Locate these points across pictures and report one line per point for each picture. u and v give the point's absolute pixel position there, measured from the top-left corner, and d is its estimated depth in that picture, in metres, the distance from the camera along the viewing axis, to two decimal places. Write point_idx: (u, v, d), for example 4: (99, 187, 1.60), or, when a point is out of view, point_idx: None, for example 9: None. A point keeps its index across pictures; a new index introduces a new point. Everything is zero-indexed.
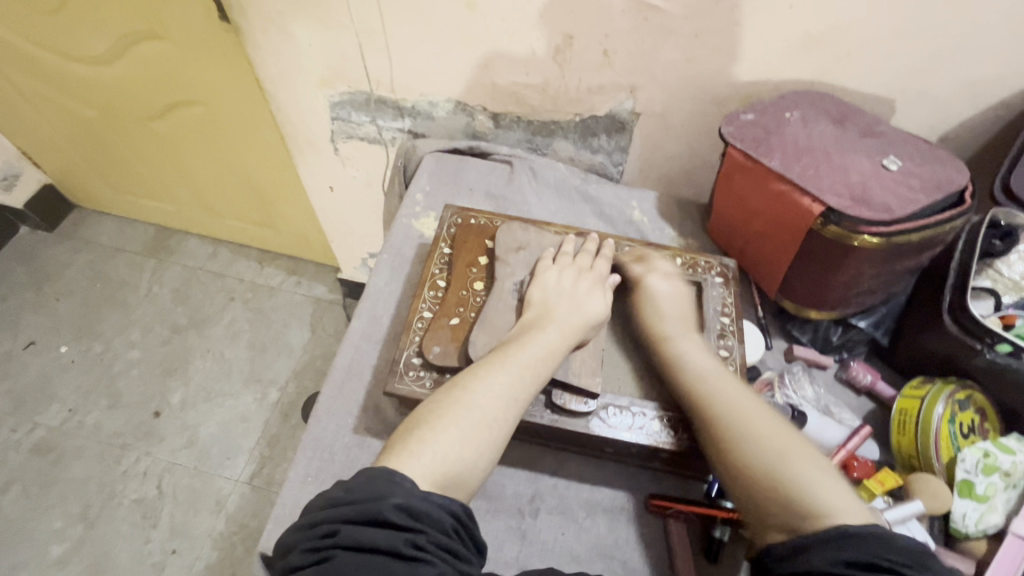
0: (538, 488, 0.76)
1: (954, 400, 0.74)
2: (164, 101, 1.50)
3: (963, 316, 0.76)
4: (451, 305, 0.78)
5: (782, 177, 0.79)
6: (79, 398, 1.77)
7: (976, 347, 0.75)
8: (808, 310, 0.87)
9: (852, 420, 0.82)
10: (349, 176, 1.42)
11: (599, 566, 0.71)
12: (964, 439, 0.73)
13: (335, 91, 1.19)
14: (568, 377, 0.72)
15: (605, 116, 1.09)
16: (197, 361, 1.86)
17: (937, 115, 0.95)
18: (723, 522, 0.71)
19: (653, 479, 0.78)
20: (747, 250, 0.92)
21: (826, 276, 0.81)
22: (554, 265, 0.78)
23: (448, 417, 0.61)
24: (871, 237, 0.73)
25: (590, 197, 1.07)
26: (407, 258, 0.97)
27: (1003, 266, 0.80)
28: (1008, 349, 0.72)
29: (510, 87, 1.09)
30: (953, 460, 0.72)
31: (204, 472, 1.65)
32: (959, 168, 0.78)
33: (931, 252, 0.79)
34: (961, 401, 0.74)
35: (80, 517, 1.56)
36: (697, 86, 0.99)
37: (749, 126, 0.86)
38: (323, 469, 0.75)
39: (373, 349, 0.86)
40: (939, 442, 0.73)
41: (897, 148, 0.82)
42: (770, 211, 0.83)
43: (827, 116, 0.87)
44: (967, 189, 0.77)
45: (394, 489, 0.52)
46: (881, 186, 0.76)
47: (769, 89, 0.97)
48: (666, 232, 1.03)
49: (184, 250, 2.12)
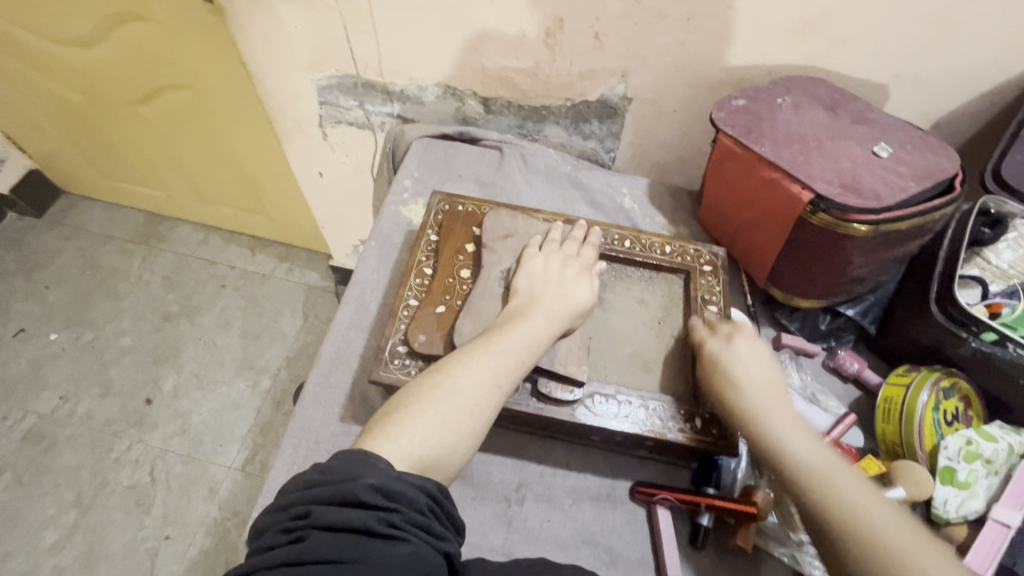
0: (525, 475, 0.77)
1: (939, 388, 0.74)
2: (149, 85, 1.47)
3: (950, 306, 0.75)
4: (437, 293, 0.77)
5: (772, 164, 0.78)
6: (70, 385, 1.76)
7: (962, 335, 0.74)
8: (796, 298, 0.87)
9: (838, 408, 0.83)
10: (339, 163, 1.40)
11: (584, 552, 0.71)
12: (948, 427, 0.74)
13: (323, 75, 1.17)
14: (554, 366, 0.71)
15: (597, 101, 1.08)
16: (189, 349, 1.86)
17: (930, 102, 0.94)
18: (709, 509, 0.72)
19: (639, 467, 0.78)
20: (736, 238, 0.91)
21: (813, 264, 0.80)
22: (541, 253, 0.77)
23: (427, 401, 0.61)
24: (859, 225, 0.72)
25: (580, 184, 1.06)
26: (395, 246, 0.96)
27: (991, 255, 0.80)
28: (993, 338, 0.72)
29: (500, 72, 1.07)
30: (936, 448, 0.73)
31: (197, 459, 1.66)
32: (949, 156, 0.77)
33: (919, 240, 0.78)
34: (945, 388, 0.75)
35: (73, 504, 1.57)
36: (689, 71, 0.97)
37: (740, 112, 0.84)
38: (310, 457, 0.75)
39: (360, 337, 0.86)
40: (922, 430, 0.73)
41: (888, 136, 0.81)
42: (760, 199, 0.82)
43: (819, 102, 0.86)
44: (957, 177, 0.77)
45: (367, 470, 0.52)
46: (871, 174, 0.75)
47: (762, 74, 0.96)
48: (657, 220, 1.03)
49: (174, 236, 2.10)
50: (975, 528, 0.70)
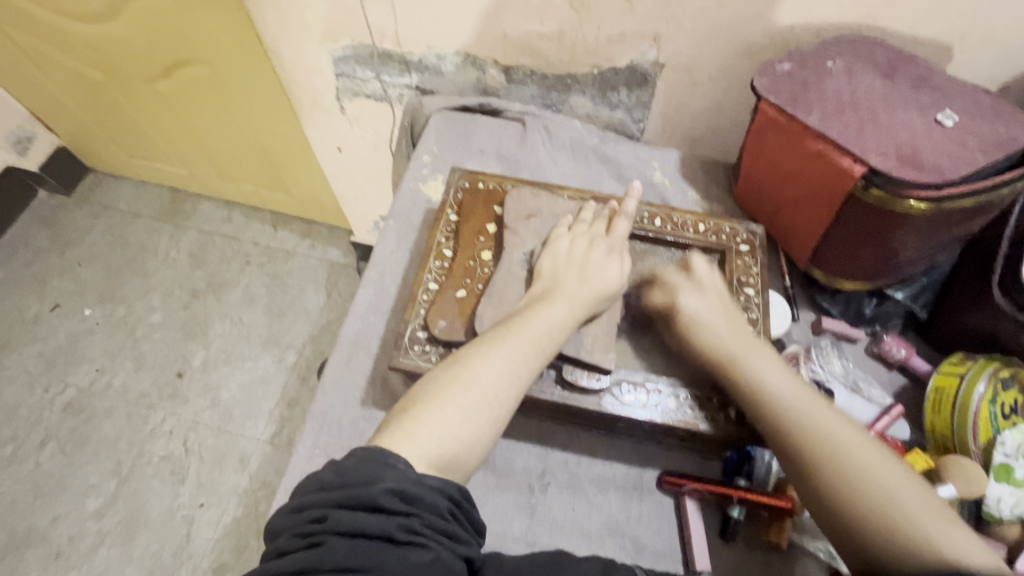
0: (549, 462, 0.75)
1: (997, 379, 0.69)
2: (165, 60, 1.45)
3: (1016, 292, 0.68)
4: (458, 276, 0.74)
5: (819, 136, 0.72)
6: (105, 359, 1.81)
7: None
8: (840, 281, 0.81)
9: (882, 397, 0.78)
10: (357, 137, 1.37)
11: (610, 542, 0.69)
12: (1005, 421, 0.68)
13: (338, 45, 1.12)
14: (580, 354, 0.68)
15: (626, 68, 1.01)
16: (217, 325, 1.89)
17: (1000, 63, 0.85)
18: (740, 502, 0.69)
19: (667, 456, 0.75)
20: (776, 215, 0.85)
21: (861, 245, 0.74)
22: (568, 234, 0.73)
23: (446, 395, 0.59)
24: (915, 202, 0.66)
25: (607, 158, 1.01)
26: (415, 225, 0.93)
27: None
28: None
29: (523, 38, 1.01)
30: (992, 442, 0.68)
31: (227, 432, 1.70)
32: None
33: (981, 219, 0.71)
34: (1005, 380, 0.69)
35: (113, 473, 1.63)
36: (729, 33, 0.89)
37: (785, 78, 0.77)
38: (332, 442, 0.75)
39: (380, 320, 0.84)
40: (977, 424, 0.68)
41: (952, 102, 0.73)
42: (805, 175, 0.76)
43: (875, 66, 0.78)
44: None
45: (384, 473, 0.51)
46: (933, 145, 0.68)
47: (809, 35, 0.88)
48: (689, 196, 0.97)
49: (198, 213, 2.11)
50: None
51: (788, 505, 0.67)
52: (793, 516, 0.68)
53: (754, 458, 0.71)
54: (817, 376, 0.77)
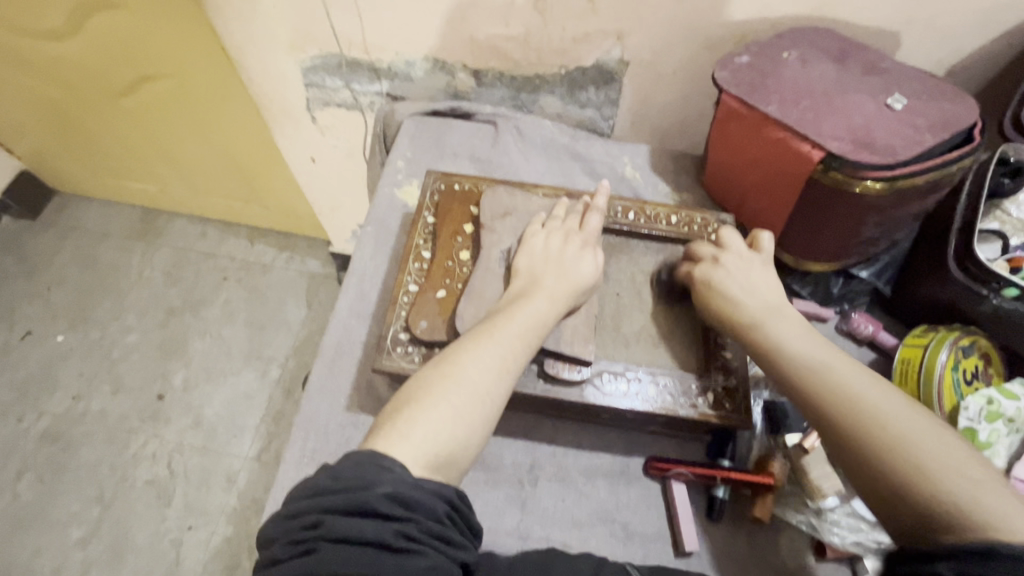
0: (537, 457, 0.76)
1: (958, 347, 0.73)
2: (130, 76, 1.43)
3: (969, 263, 0.72)
4: (437, 277, 0.75)
5: (779, 124, 0.74)
6: (81, 385, 1.77)
7: (982, 293, 0.72)
8: (807, 263, 0.84)
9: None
10: (330, 146, 1.37)
11: (600, 529, 0.71)
12: (967, 387, 0.72)
13: (306, 55, 1.12)
14: (560, 347, 0.70)
15: (592, 67, 1.03)
16: (196, 343, 1.86)
17: (944, 49, 0.89)
18: (725, 482, 0.71)
19: (652, 443, 0.77)
20: (744, 203, 0.88)
21: (824, 227, 0.77)
22: (544, 230, 0.75)
23: (438, 393, 0.59)
24: (872, 183, 0.69)
25: (579, 155, 1.02)
26: (392, 230, 0.93)
27: (1010, 207, 0.77)
28: (1015, 294, 0.69)
29: (490, 41, 1.02)
30: (956, 409, 0.71)
31: (212, 451, 1.67)
32: (968, 105, 0.73)
33: (934, 196, 0.75)
34: (965, 347, 0.73)
35: (95, 500, 1.59)
36: (689, 29, 0.92)
37: (744, 70, 0.80)
38: (319, 449, 0.75)
39: (362, 326, 0.84)
40: (942, 391, 0.72)
41: (902, 86, 0.77)
42: (768, 162, 0.79)
43: (828, 55, 0.81)
44: (976, 126, 0.73)
45: (381, 478, 0.51)
46: (885, 128, 0.72)
47: (765, 28, 0.91)
48: (660, 188, 0.99)
49: (171, 231, 2.07)
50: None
51: (770, 481, 0.70)
52: (775, 491, 0.71)
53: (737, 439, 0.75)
54: None
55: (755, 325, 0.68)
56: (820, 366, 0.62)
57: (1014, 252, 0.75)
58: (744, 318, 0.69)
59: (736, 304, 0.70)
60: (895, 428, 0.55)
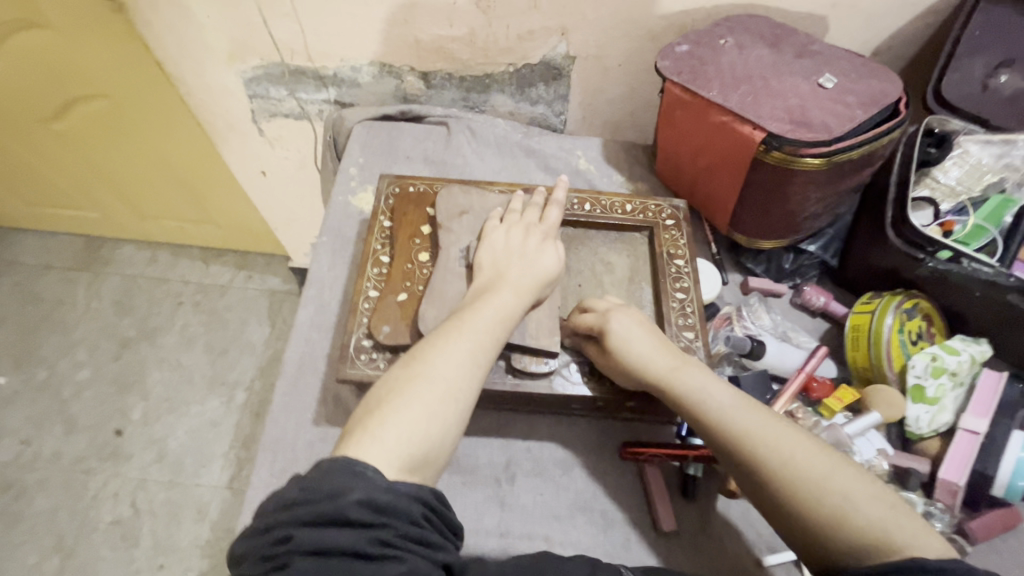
0: (513, 453, 0.76)
1: (901, 310, 0.77)
2: (60, 99, 1.36)
3: (906, 230, 0.76)
4: (397, 280, 0.74)
5: (721, 108, 0.77)
6: (30, 429, 1.66)
7: (920, 257, 0.76)
8: (758, 241, 0.87)
9: (808, 341, 0.84)
10: (281, 159, 1.33)
11: (580, 519, 0.71)
12: (914, 346, 0.76)
13: (247, 65, 1.09)
14: (525, 340, 0.70)
15: (540, 63, 1.04)
16: (154, 373, 1.77)
17: (869, 30, 0.94)
18: (696, 460, 0.72)
19: (625, 429, 0.78)
20: (695, 187, 0.90)
21: (771, 205, 0.80)
22: (502, 225, 0.75)
23: (407, 393, 0.58)
24: (810, 160, 0.72)
25: (533, 152, 1.03)
26: (349, 238, 0.91)
27: (937, 174, 0.81)
28: (947, 255, 0.74)
29: (435, 42, 1.01)
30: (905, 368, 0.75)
31: (180, 484, 1.60)
32: (892, 80, 0.77)
33: (870, 168, 0.79)
34: (907, 310, 0.77)
35: (55, 548, 1.50)
36: (630, 22, 0.94)
37: (685, 58, 0.82)
38: (289, 468, 0.72)
39: (325, 337, 0.82)
40: (891, 353, 0.75)
41: (832, 66, 0.80)
42: (714, 145, 0.81)
43: (762, 39, 0.84)
44: (901, 100, 0.77)
45: (353, 484, 0.50)
46: (819, 107, 0.75)
47: (702, 18, 0.94)
48: (614, 179, 1.01)
49: (118, 258, 1.98)
50: (947, 438, 0.73)
51: None
52: None
53: (704, 417, 0.76)
54: (749, 332, 0.82)
55: (660, 375, 0.66)
56: (720, 410, 0.62)
57: (944, 217, 0.80)
58: (640, 365, 0.67)
59: (641, 361, 0.66)
60: (795, 472, 0.57)
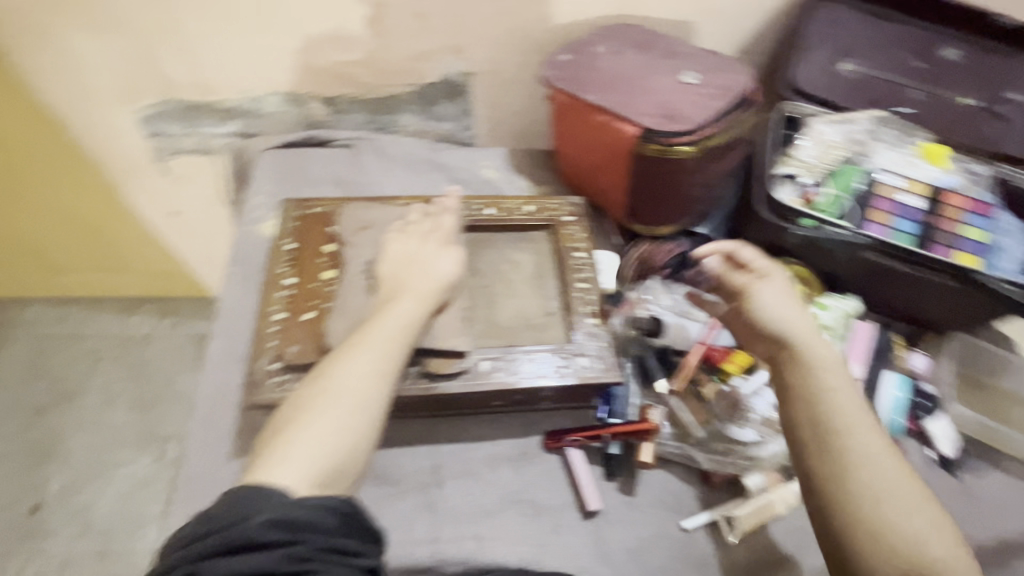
0: (439, 458, 0.77)
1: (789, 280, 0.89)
2: None
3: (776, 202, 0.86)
4: (303, 300, 0.74)
5: (600, 108, 0.83)
6: None
7: (787, 226, 0.85)
8: (652, 228, 0.93)
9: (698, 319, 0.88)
10: (192, 197, 1.30)
11: (509, 512, 0.73)
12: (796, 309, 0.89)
13: (143, 105, 1.08)
14: (434, 342, 0.72)
15: (439, 82, 1.08)
16: (74, 439, 1.65)
17: (729, 31, 1.04)
18: (614, 439, 0.77)
19: (547, 419, 0.81)
20: (591, 185, 0.96)
21: (657, 193, 0.87)
22: (404, 235, 0.77)
23: (315, 409, 0.59)
24: (681, 148, 0.79)
25: (441, 166, 1.06)
26: (259, 266, 0.91)
27: (795, 152, 0.90)
28: (809, 223, 0.84)
29: (334, 68, 1.04)
30: None
31: (112, 553, 1.49)
32: (745, 73, 0.87)
33: (737, 152, 0.87)
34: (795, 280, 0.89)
35: None
36: (517, 37, 1.00)
37: (565, 66, 0.88)
38: (205, 504, 0.70)
39: (239, 368, 0.81)
40: None
41: (695, 63, 0.89)
42: (600, 143, 0.87)
43: (633, 45, 0.92)
44: (754, 89, 0.86)
45: (258, 507, 0.50)
46: (684, 100, 0.82)
47: (582, 29, 1.01)
48: (520, 184, 1.05)
49: (24, 321, 1.84)
50: None
51: (649, 427, 0.77)
52: (655, 435, 0.77)
53: (614, 398, 0.80)
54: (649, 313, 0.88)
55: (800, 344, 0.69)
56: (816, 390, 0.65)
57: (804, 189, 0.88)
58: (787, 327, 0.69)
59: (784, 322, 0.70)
60: (857, 465, 0.61)
